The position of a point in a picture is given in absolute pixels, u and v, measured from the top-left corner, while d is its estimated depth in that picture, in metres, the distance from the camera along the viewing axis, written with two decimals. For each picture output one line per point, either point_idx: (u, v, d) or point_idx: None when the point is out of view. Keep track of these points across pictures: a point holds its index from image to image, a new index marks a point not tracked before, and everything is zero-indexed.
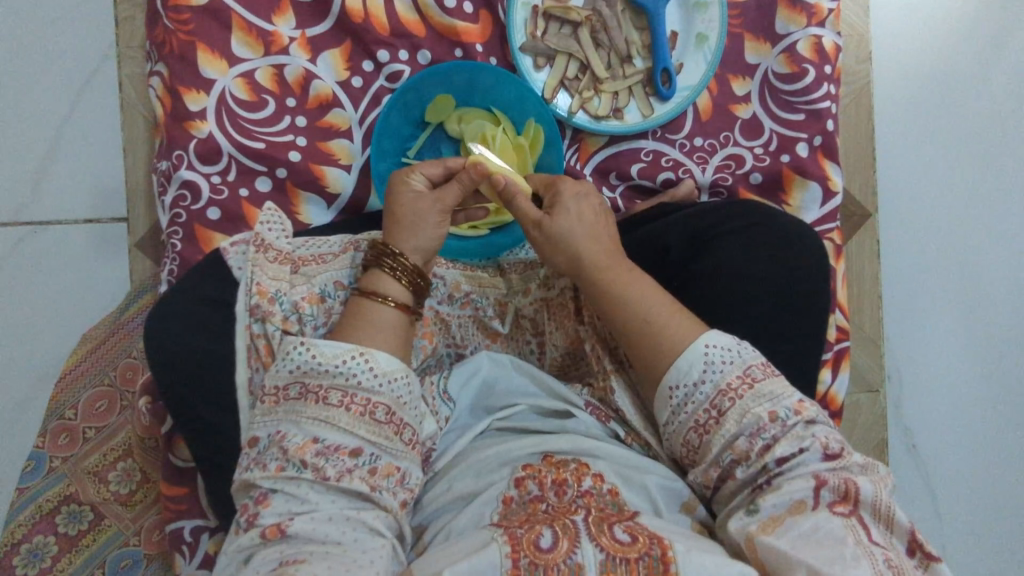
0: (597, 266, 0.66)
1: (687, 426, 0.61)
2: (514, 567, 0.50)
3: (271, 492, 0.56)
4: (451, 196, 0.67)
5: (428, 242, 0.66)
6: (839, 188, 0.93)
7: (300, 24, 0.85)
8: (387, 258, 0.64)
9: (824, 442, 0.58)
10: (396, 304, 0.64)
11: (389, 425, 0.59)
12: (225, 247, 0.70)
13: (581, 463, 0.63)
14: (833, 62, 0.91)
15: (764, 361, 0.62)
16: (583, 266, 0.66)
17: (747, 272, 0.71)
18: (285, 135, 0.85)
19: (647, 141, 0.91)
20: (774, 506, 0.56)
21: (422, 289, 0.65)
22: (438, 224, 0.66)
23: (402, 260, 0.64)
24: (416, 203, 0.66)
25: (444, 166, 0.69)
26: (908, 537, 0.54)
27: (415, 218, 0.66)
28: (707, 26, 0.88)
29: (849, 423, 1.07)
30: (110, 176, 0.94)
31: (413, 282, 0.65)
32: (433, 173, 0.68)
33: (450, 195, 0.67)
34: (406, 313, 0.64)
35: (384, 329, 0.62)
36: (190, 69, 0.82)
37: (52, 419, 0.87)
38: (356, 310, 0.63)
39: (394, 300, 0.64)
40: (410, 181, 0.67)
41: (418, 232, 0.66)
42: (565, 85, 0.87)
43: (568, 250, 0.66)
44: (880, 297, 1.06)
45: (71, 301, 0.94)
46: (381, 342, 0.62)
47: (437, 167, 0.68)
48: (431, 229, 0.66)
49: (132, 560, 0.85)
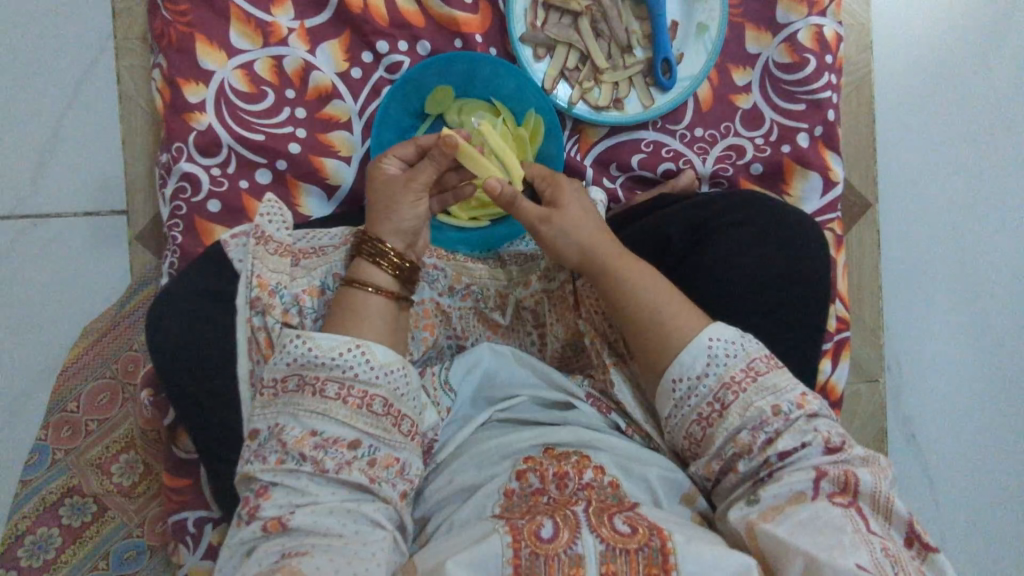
0: (606, 260, 0.66)
1: (691, 417, 0.61)
2: (515, 558, 0.50)
3: (271, 485, 0.56)
4: (424, 174, 0.65)
5: (405, 222, 0.65)
6: (839, 178, 0.93)
7: (299, 15, 0.84)
8: (365, 244, 0.65)
9: (826, 435, 0.58)
10: (378, 290, 0.63)
11: (387, 417, 0.60)
12: (225, 239, 0.70)
13: (582, 455, 0.63)
14: (834, 52, 0.91)
15: (768, 352, 0.62)
16: (594, 259, 0.66)
17: (747, 262, 0.71)
18: (284, 126, 0.84)
19: (647, 132, 0.91)
20: (775, 496, 0.56)
21: (406, 276, 0.65)
22: (413, 205, 0.65)
23: (380, 244, 0.64)
24: (390, 185, 0.66)
25: (416, 144, 0.68)
26: (907, 528, 0.55)
27: (389, 200, 0.65)
28: (708, 16, 0.87)
29: (848, 414, 1.06)
30: (111, 169, 0.94)
31: (395, 268, 0.64)
32: (405, 153, 0.68)
33: (421, 174, 0.65)
34: (392, 300, 0.64)
35: (369, 317, 0.62)
36: (189, 60, 0.82)
37: (55, 411, 0.87)
38: (343, 300, 0.63)
39: (376, 287, 0.64)
40: (384, 165, 0.67)
41: (392, 215, 0.65)
42: (566, 76, 0.87)
43: (577, 240, 0.66)
44: (879, 286, 1.05)
45: (73, 294, 0.95)
46: (371, 332, 0.62)
47: (408, 147, 0.68)
48: (406, 210, 0.65)
49: (134, 551, 0.86)
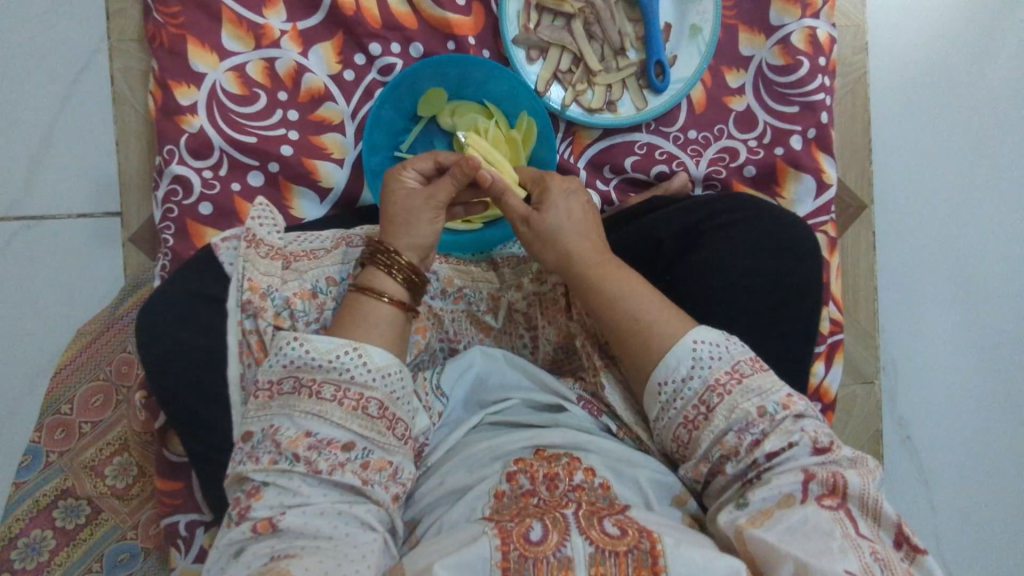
0: (586, 265, 0.66)
1: (677, 421, 0.61)
2: (504, 560, 0.50)
3: (263, 486, 0.56)
4: (443, 192, 0.66)
5: (423, 238, 0.65)
6: (833, 180, 0.92)
7: (291, 16, 0.84)
8: (380, 255, 0.64)
9: (813, 435, 0.58)
10: (391, 300, 0.63)
11: (382, 420, 0.59)
12: (217, 243, 0.70)
13: (573, 456, 0.63)
14: (828, 53, 0.91)
15: (753, 356, 0.62)
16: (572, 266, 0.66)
17: (740, 265, 0.71)
18: (277, 129, 0.84)
19: (641, 134, 0.91)
20: (764, 499, 0.56)
21: (418, 286, 0.65)
22: (431, 221, 0.66)
23: (396, 256, 0.64)
24: (409, 200, 0.66)
25: (435, 160, 0.68)
26: (895, 530, 0.55)
27: (408, 215, 0.65)
28: (702, 18, 0.87)
29: (844, 417, 1.08)
30: (105, 170, 0.94)
31: (408, 279, 0.64)
32: (423, 168, 0.68)
33: (441, 192, 0.66)
34: (402, 310, 0.64)
35: (378, 323, 0.62)
36: (182, 63, 0.82)
37: (48, 414, 0.87)
38: (352, 306, 0.63)
39: (390, 296, 0.63)
40: (404, 178, 0.67)
41: (411, 230, 0.65)
42: (559, 78, 0.87)
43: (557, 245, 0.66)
44: (874, 287, 1.06)
45: (67, 294, 0.95)
46: (378, 338, 0.62)
47: (428, 161, 0.68)
48: (424, 226, 0.66)
49: (129, 553, 0.86)
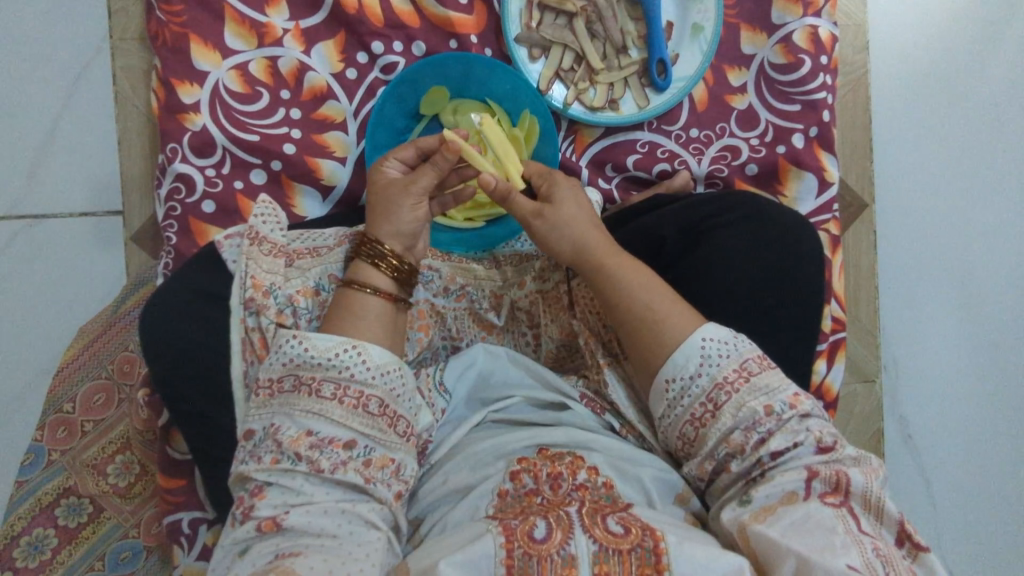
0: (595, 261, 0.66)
1: (684, 418, 0.61)
2: (508, 558, 0.50)
3: (267, 485, 0.56)
4: (424, 178, 0.65)
5: (405, 225, 0.65)
6: (835, 179, 0.92)
7: (293, 15, 0.84)
8: (364, 246, 0.65)
9: (818, 435, 0.58)
10: (376, 292, 0.64)
11: (383, 418, 0.60)
12: (219, 241, 0.70)
13: (576, 455, 0.63)
14: (830, 52, 0.91)
15: (761, 353, 0.62)
16: (587, 256, 0.66)
17: (743, 262, 0.71)
18: (279, 127, 0.84)
19: (643, 132, 0.91)
20: (767, 496, 0.56)
21: (405, 277, 0.65)
22: (412, 208, 0.65)
23: (378, 246, 0.65)
24: (390, 188, 0.66)
25: (416, 146, 0.68)
26: (897, 527, 0.55)
27: (387, 203, 0.65)
28: (703, 17, 0.87)
29: (844, 414, 1.08)
30: (107, 169, 0.94)
31: (394, 270, 0.65)
32: (407, 156, 0.68)
33: (422, 179, 0.65)
34: (390, 301, 0.64)
35: (366, 316, 0.62)
36: (184, 61, 0.82)
37: (49, 412, 0.87)
38: (341, 300, 0.64)
39: (375, 288, 0.64)
40: (386, 168, 0.67)
41: (392, 217, 0.65)
42: (561, 77, 0.87)
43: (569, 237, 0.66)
44: (876, 286, 1.06)
45: (69, 293, 0.95)
46: (368, 331, 0.62)
47: (410, 149, 0.68)
48: (405, 213, 0.65)
49: (131, 552, 0.86)
